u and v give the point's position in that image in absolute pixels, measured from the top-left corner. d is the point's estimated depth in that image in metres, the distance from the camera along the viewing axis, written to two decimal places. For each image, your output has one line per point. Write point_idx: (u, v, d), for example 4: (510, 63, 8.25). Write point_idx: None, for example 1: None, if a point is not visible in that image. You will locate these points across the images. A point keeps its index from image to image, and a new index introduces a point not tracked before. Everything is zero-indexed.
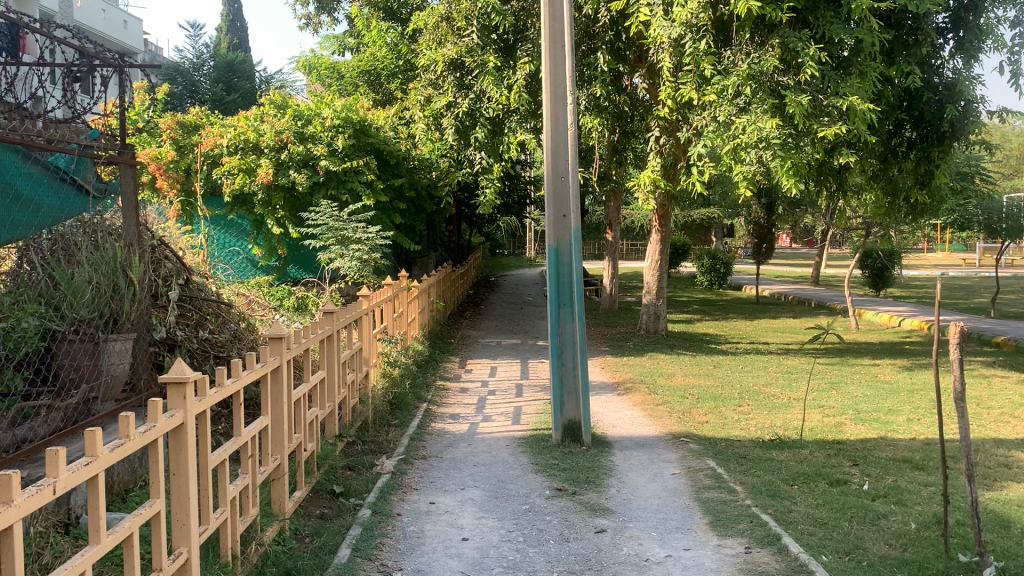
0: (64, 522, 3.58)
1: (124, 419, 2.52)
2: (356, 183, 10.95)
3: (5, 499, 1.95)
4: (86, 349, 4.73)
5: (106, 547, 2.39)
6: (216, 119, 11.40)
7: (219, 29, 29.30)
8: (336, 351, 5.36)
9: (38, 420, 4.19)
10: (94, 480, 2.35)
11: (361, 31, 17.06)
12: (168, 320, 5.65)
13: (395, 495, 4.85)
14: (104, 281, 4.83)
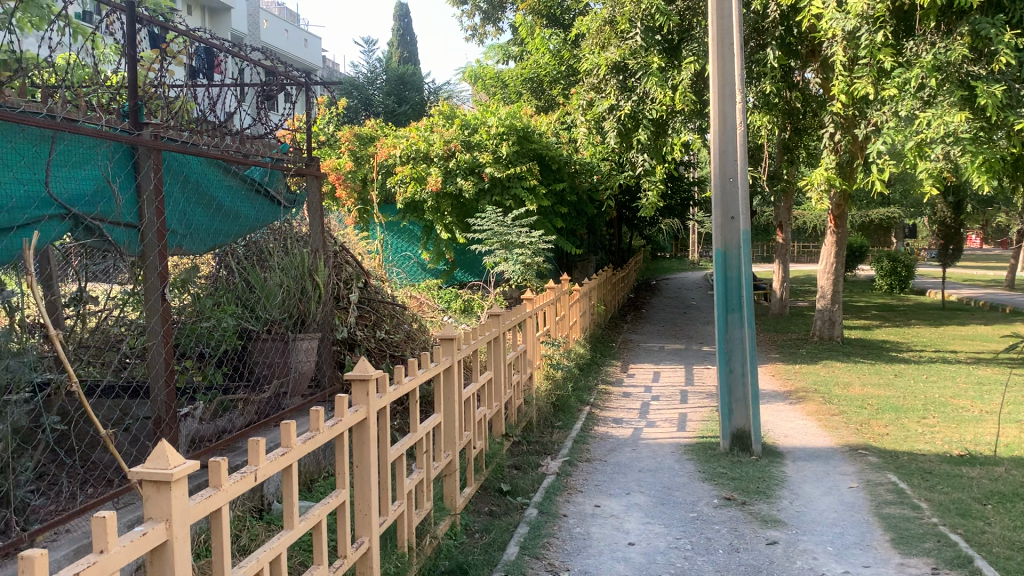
0: (258, 507, 3.87)
1: (314, 413, 2.71)
2: (519, 188, 11.14)
3: (214, 483, 2.14)
4: (277, 348, 5.14)
5: (299, 532, 2.57)
6: (389, 131, 11.95)
7: (390, 44, 30.65)
8: (503, 352, 5.48)
9: (236, 412, 4.57)
10: (289, 469, 2.54)
11: (524, 40, 17.33)
12: (349, 321, 6.00)
13: (561, 496, 4.91)
14: (293, 285, 5.24)
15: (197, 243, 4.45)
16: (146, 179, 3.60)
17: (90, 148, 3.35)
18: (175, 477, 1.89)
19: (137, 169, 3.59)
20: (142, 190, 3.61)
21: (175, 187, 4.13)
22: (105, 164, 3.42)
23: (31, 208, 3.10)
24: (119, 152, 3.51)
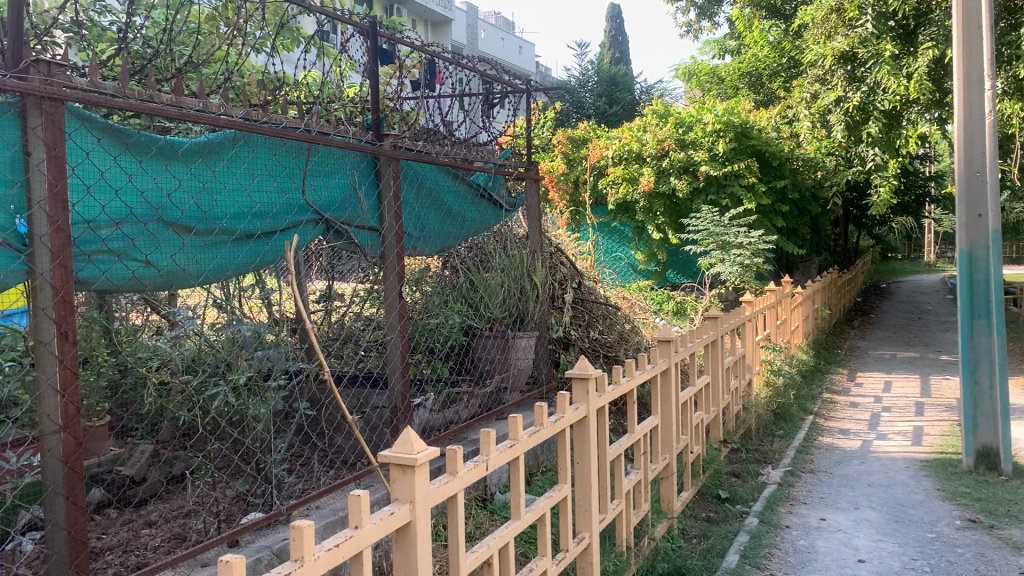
0: (482, 497, 4.04)
1: (539, 409, 2.80)
2: (736, 187, 10.83)
3: (450, 470, 2.29)
4: (498, 344, 5.29)
5: (525, 523, 2.68)
6: (601, 132, 12.12)
7: (602, 46, 30.79)
8: (721, 356, 5.36)
9: (461, 405, 4.78)
10: (516, 461, 2.65)
11: (742, 33, 16.79)
12: (564, 321, 6.12)
13: (783, 506, 4.73)
14: (513, 284, 5.46)
15: (431, 245, 4.71)
16: (386, 186, 3.90)
17: (339, 159, 3.68)
18: (418, 462, 2.05)
19: (378, 177, 3.91)
20: (383, 196, 3.92)
21: (411, 193, 4.41)
22: (352, 172, 3.76)
23: (291, 215, 3.43)
24: (363, 162, 3.85)
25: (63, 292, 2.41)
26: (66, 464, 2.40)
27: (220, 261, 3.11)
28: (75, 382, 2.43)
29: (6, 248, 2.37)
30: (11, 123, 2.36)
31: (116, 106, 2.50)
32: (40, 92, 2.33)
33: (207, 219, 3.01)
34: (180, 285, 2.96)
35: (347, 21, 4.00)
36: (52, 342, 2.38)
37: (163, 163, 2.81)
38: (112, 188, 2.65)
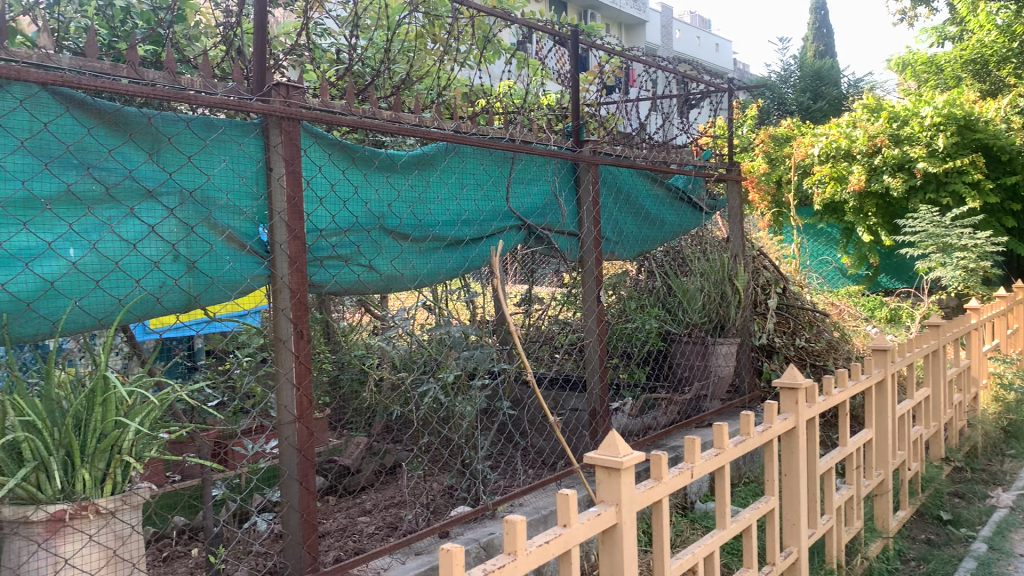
0: (681, 505, 3.99)
1: (745, 417, 2.74)
2: (959, 184, 9.99)
3: (655, 475, 2.29)
4: (697, 350, 5.20)
5: (731, 533, 2.62)
6: (807, 129, 11.79)
7: (806, 40, 29.41)
8: (943, 368, 4.97)
9: (659, 411, 4.74)
10: (721, 470, 2.61)
11: (965, 17, 15.47)
12: (767, 328, 5.92)
13: (1016, 533, 4.32)
14: (713, 289, 5.36)
15: (629, 249, 4.69)
16: (586, 192, 3.97)
17: (541, 166, 3.80)
18: (623, 465, 2.07)
19: (578, 183, 3.99)
20: (581, 202, 4.00)
21: (610, 199, 4.44)
22: (553, 179, 3.87)
23: (497, 220, 3.57)
24: (564, 169, 3.96)
25: (299, 294, 2.65)
26: (300, 451, 2.62)
27: (433, 265, 3.28)
28: (309, 376, 2.66)
29: (252, 255, 2.63)
30: (256, 142, 2.63)
31: (343, 122, 2.73)
32: (281, 113, 2.57)
33: (422, 226, 3.19)
34: (398, 289, 3.15)
35: (549, 32, 4.10)
36: (290, 340, 2.63)
37: (384, 175, 3.03)
38: (341, 199, 2.87)
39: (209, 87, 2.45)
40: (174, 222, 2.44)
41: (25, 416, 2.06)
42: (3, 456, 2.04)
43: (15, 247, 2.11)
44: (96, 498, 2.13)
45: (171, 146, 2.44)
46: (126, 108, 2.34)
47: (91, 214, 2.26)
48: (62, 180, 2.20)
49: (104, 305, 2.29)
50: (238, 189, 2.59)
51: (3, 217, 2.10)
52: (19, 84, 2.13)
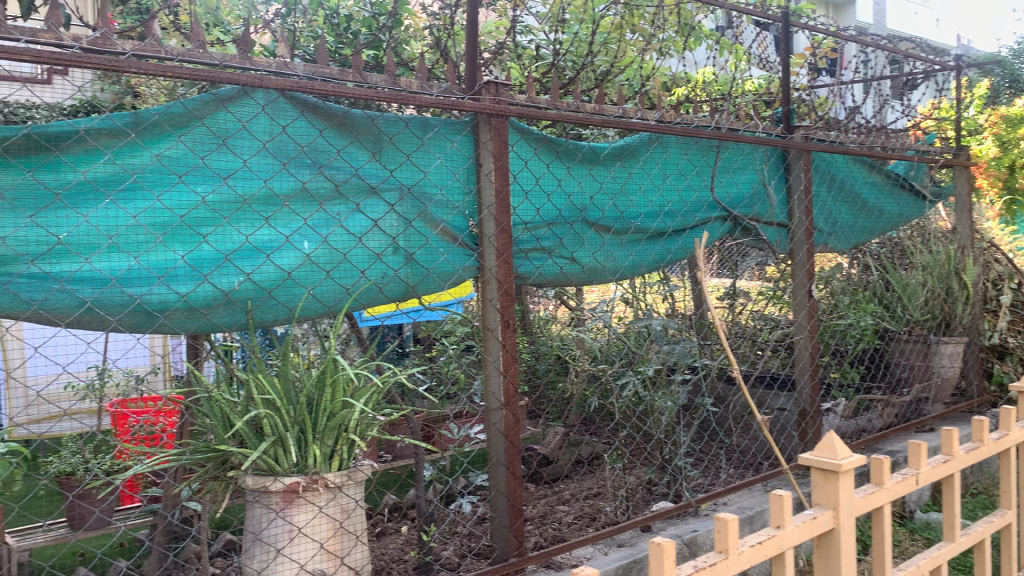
0: (899, 513, 3.74)
1: (977, 423, 2.53)
2: None
3: (877, 480, 2.17)
4: (918, 349, 4.88)
5: (961, 547, 2.43)
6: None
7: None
8: None
9: (875, 413, 4.53)
10: (950, 479, 2.42)
11: None
12: (1000, 327, 5.42)
13: None
14: (938, 283, 4.95)
15: (842, 241, 4.43)
16: (797, 180, 3.83)
17: (749, 154, 3.70)
18: (842, 468, 2.00)
19: (789, 171, 3.86)
20: (792, 190, 3.85)
21: (823, 187, 4.23)
22: (761, 168, 3.76)
23: (701, 211, 3.49)
24: (773, 156, 3.84)
25: (506, 284, 2.73)
26: (507, 437, 2.70)
27: (635, 258, 3.26)
28: (515, 365, 2.73)
29: (464, 248, 2.73)
30: (467, 140, 2.74)
31: (549, 116, 2.78)
32: (490, 109, 2.65)
33: (624, 218, 3.18)
34: (600, 281, 3.15)
35: (756, 15, 3.96)
36: (497, 329, 2.71)
37: (587, 167, 3.06)
38: (546, 192, 2.92)
39: (425, 87, 2.57)
40: (394, 217, 2.58)
41: (266, 394, 2.27)
42: (248, 430, 2.25)
43: (258, 240, 2.33)
44: (325, 473, 2.30)
45: (392, 145, 2.59)
46: (352, 111, 2.51)
47: (322, 209, 2.44)
48: (297, 178, 2.40)
49: (334, 293, 2.46)
50: (451, 185, 2.71)
51: (248, 212, 2.32)
52: (261, 91, 2.34)
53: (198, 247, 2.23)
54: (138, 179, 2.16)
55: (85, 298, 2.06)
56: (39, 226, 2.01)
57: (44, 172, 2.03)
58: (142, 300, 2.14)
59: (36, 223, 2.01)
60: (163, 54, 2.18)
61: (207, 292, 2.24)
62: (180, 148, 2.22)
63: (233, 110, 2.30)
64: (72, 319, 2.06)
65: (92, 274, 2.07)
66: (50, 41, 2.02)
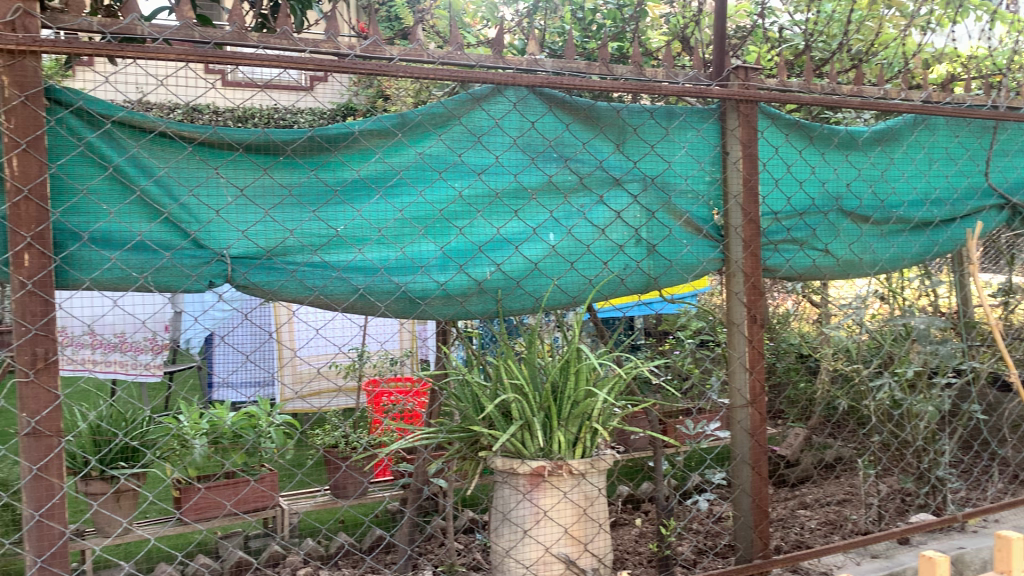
0: None
1: None
2: None
3: None
4: None
5: None
6: None
7: None
8: None
9: None
10: None
11: None
12: None
13: None
14: None
15: None
16: None
17: None
18: None
19: None
20: None
21: None
22: None
23: (973, 199, 3.18)
24: None
25: (753, 278, 2.65)
26: (753, 436, 2.62)
27: (897, 250, 3.02)
28: (762, 361, 2.65)
29: (708, 239, 2.68)
30: (714, 128, 2.68)
31: (802, 101, 2.66)
32: (739, 96, 2.59)
33: (885, 207, 2.96)
34: (856, 275, 2.97)
35: None
36: (743, 323, 2.64)
37: (843, 154, 2.89)
38: (797, 181, 2.80)
39: (671, 76, 2.55)
40: (637, 209, 2.58)
41: (514, 379, 2.34)
42: (497, 414, 2.35)
43: (508, 232, 2.42)
44: (570, 459, 2.35)
45: (637, 136, 2.59)
46: (598, 104, 2.54)
47: (567, 201, 2.50)
48: (544, 171, 2.47)
49: (579, 284, 2.50)
50: (696, 175, 2.66)
51: (500, 205, 2.42)
52: (512, 89, 2.43)
53: (454, 239, 2.36)
54: (403, 176, 2.32)
55: (358, 286, 2.25)
56: (320, 220, 2.22)
57: (324, 171, 2.24)
58: (405, 288, 2.30)
59: (317, 218, 2.22)
60: (426, 57, 2.32)
61: (462, 281, 2.36)
62: (439, 146, 2.36)
63: (487, 108, 2.41)
64: (347, 304, 2.25)
65: (362, 263, 2.25)
66: (329, 50, 2.21)
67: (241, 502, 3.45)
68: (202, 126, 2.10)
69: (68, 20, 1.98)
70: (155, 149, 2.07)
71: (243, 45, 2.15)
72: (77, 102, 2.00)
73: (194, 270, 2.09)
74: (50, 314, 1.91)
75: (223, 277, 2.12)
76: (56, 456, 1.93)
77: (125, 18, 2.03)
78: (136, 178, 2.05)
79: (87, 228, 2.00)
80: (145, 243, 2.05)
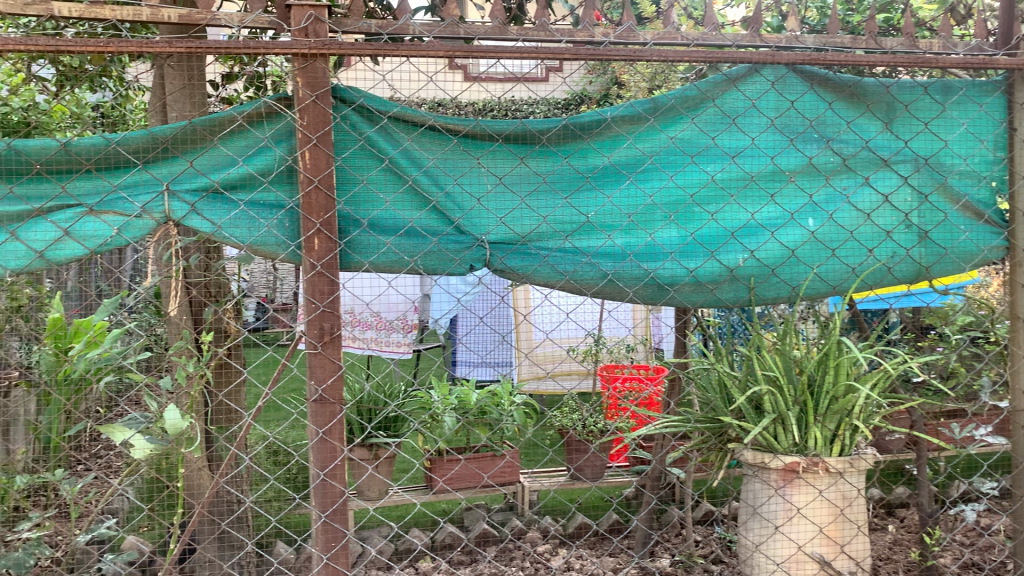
0: None
1: None
2: None
3: None
4: None
5: None
6: None
7: None
8: None
9: None
10: None
11: None
12: None
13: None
14: None
15: None
16: None
17: None
18: None
19: None
20: None
21: None
22: None
23: None
24: None
25: None
26: None
27: None
28: None
29: (989, 225, 2.44)
30: (999, 102, 2.44)
31: None
32: None
33: None
34: None
35: None
36: None
37: None
38: None
39: (948, 47, 2.37)
40: (907, 191, 2.40)
41: (768, 370, 2.27)
42: (748, 406, 2.29)
43: (763, 217, 2.34)
44: (826, 457, 2.25)
45: (908, 112, 2.41)
46: (865, 80, 2.40)
47: (829, 184, 2.37)
48: (804, 153, 2.36)
49: (840, 272, 2.37)
50: (977, 154, 2.44)
51: (754, 189, 2.35)
52: (770, 68, 2.35)
53: (706, 224, 2.32)
54: (655, 161, 2.31)
55: (607, 271, 2.27)
56: (573, 206, 2.27)
57: (577, 158, 2.28)
58: (655, 275, 2.29)
59: (570, 204, 2.27)
60: (681, 39, 2.29)
61: (714, 268, 2.31)
62: (692, 129, 2.33)
63: (743, 89, 2.35)
64: (596, 289, 2.28)
65: (612, 249, 2.28)
66: (585, 39, 2.26)
67: (498, 476, 3.62)
68: (466, 119, 2.21)
69: (350, 23, 2.16)
70: (424, 142, 2.21)
71: (504, 39, 2.24)
72: (359, 99, 2.16)
73: (457, 254, 2.22)
74: (335, 293, 2.10)
75: (482, 261, 2.23)
76: (338, 421, 2.13)
77: (400, 19, 2.17)
78: (408, 169, 2.20)
79: (366, 215, 2.17)
80: (415, 229, 2.20)
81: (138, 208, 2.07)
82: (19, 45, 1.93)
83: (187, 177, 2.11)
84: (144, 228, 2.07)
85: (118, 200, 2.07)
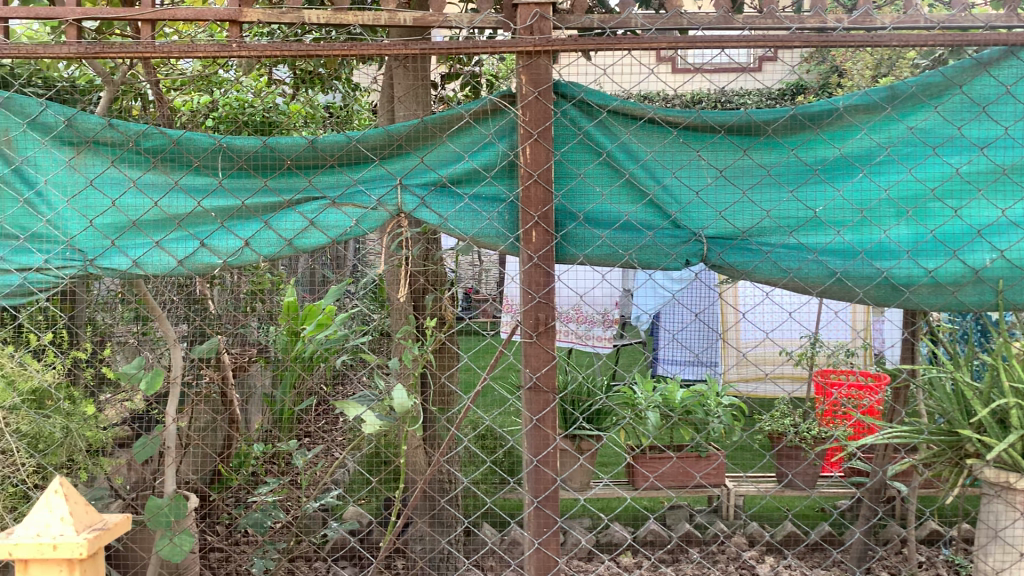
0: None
1: None
2: None
3: None
4: None
5: None
6: None
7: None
8: None
9: None
10: None
11: None
12: None
13: None
14: None
15: None
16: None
17: None
18: None
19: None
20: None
21: None
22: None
23: None
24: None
25: None
26: None
27: None
28: None
29: None
30: None
31: None
32: None
33: None
34: None
35: None
36: None
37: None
38: None
39: None
40: None
41: (1016, 382, 2.08)
42: (991, 419, 2.09)
43: (1015, 215, 2.16)
44: None
45: None
46: None
47: None
48: None
49: None
50: None
51: (1005, 183, 2.17)
52: None
53: (947, 221, 2.15)
54: (892, 152, 2.18)
55: (836, 269, 2.16)
56: (799, 200, 2.18)
57: (805, 150, 2.19)
58: (889, 274, 2.15)
59: (796, 197, 2.18)
60: (924, 22, 2.12)
61: (957, 268, 2.14)
62: (934, 118, 2.17)
63: (996, 74, 2.16)
64: (823, 288, 2.17)
65: (842, 246, 2.16)
66: (815, 25, 2.15)
67: (709, 476, 3.55)
68: (687, 111, 2.17)
69: (573, 19, 2.18)
70: (643, 135, 2.21)
71: (729, 28, 2.17)
72: (579, 94, 2.18)
73: (673, 248, 2.20)
74: (550, 285, 2.14)
75: (698, 257, 2.20)
76: (551, 409, 2.16)
77: (622, 13, 2.17)
78: (625, 163, 2.20)
79: (582, 209, 2.20)
80: (630, 223, 2.20)
81: (374, 202, 2.21)
82: (274, 50, 2.09)
83: (418, 172, 2.23)
84: (379, 219, 2.21)
85: (357, 193, 2.22)
